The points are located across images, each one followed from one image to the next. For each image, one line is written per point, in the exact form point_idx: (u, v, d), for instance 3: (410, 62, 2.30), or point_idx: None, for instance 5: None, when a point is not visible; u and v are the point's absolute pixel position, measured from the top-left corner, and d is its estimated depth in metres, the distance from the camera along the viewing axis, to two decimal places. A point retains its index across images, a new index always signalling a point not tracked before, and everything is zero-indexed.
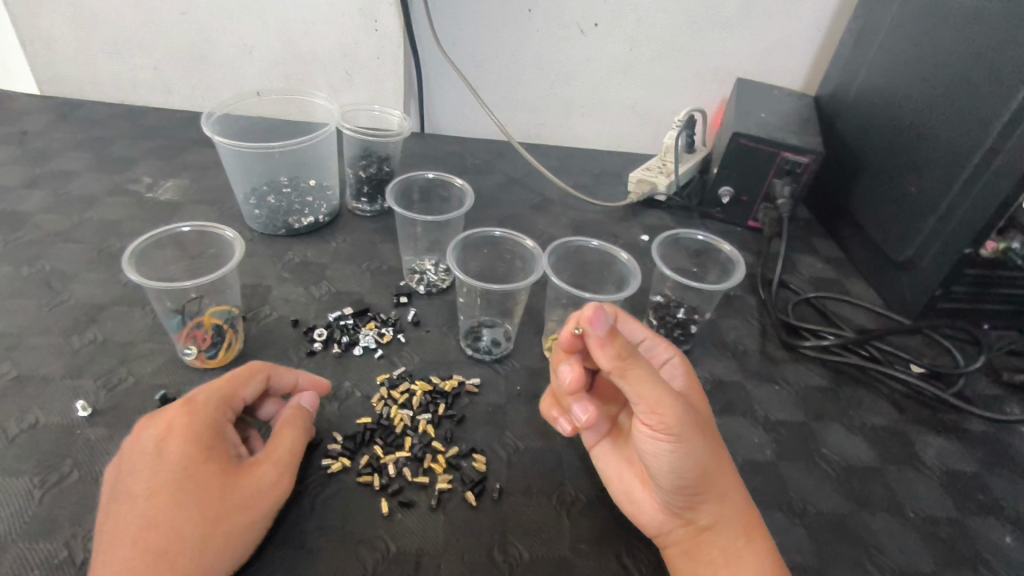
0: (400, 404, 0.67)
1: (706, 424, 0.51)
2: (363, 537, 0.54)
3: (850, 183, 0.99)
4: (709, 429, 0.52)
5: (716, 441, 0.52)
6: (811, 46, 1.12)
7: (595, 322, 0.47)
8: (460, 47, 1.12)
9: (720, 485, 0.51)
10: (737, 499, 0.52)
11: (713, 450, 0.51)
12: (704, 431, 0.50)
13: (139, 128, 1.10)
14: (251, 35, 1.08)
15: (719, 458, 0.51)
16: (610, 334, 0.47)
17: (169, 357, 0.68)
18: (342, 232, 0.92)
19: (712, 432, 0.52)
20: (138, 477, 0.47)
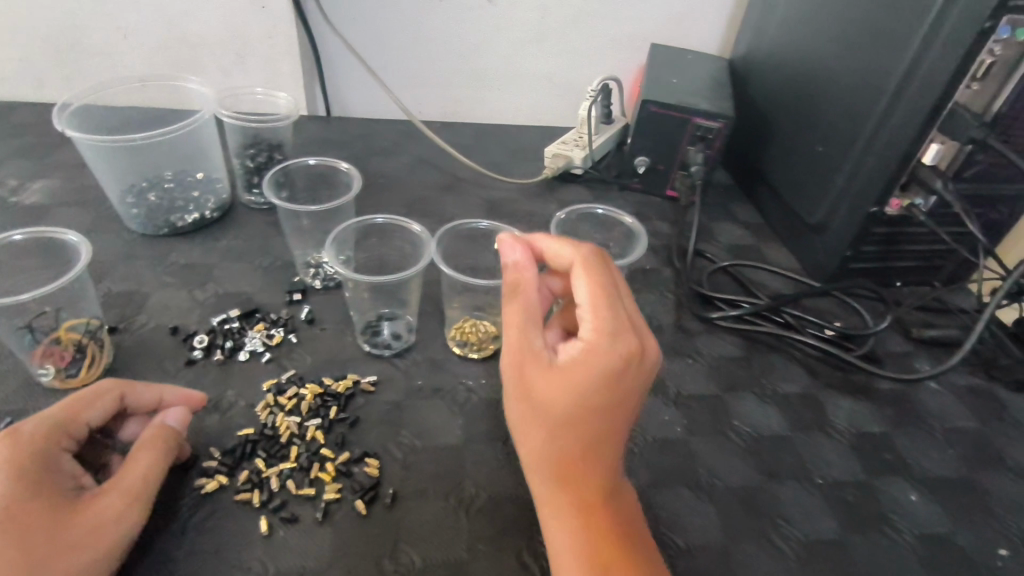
0: (287, 410, 0.62)
1: (533, 393, 0.47)
2: (240, 561, 0.50)
3: (764, 146, 0.97)
4: (536, 401, 0.47)
5: (545, 416, 0.47)
6: (722, 8, 1.10)
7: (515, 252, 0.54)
8: (358, 21, 1.05)
9: (539, 459, 0.48)
10: (572, 482, 0.47)
11: (532, 421, 0.48)
12: (523, 395, 0.48)
13: (6, 125, 1.00)
14: (124, 17, 0.99)
15: (537, 431, 0.47)
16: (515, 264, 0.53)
17: (24, 378, 0.62)
18: (233, 228, 0.86)
19: (540, 406, 0.47)
20: None
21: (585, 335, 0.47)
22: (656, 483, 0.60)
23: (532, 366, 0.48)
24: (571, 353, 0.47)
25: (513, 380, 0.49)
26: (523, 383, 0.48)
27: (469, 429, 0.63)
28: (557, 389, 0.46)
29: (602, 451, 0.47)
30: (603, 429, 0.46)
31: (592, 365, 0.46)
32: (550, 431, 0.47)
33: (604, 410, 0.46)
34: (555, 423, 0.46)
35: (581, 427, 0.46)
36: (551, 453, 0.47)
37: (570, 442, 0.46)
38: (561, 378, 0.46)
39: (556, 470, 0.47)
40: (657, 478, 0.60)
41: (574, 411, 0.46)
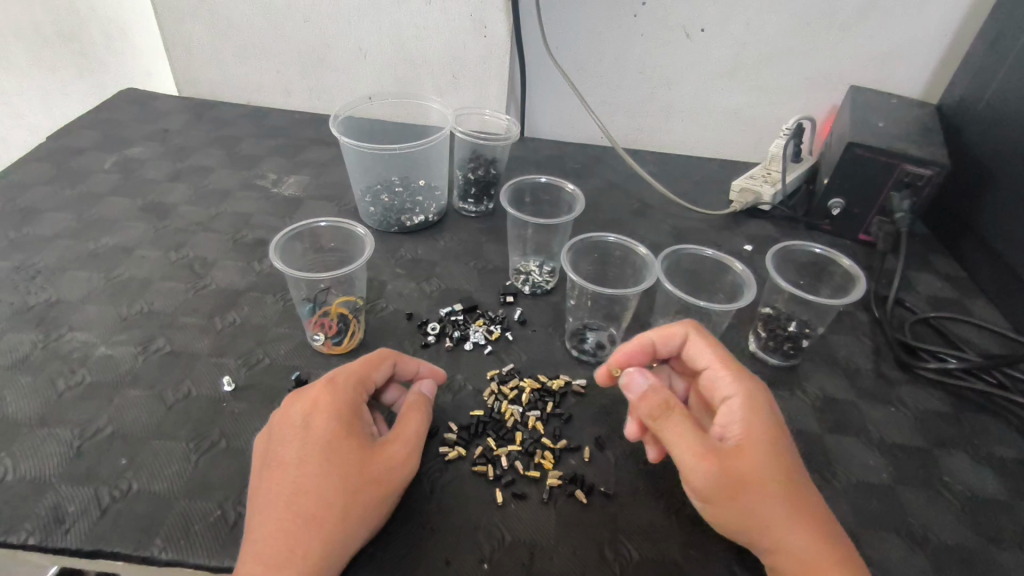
0: (510, 400, 0.69)
1: (743, 473, 0.50)
2: (480, 524, 0.57)
3: (978, 197, 0.93)
4: (748, 475, 0.50)
5: (762, 483, 0.50)
6: (935, 51, 1.06)
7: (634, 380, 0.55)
8: (564, 51, 1.13)
9: (776, 534, 0.49)
10: (815, 539, 0.49)
11: (755, 494, 0.50)
12: (735, 482, 0.50)
13: (265, 128, 1.19)
14: (365, 40, 1.13)
15: (766, 502, 0.50)
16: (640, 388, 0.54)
17: (299, 340, 0.74)
18: (449, 231, 0.96)
19: (754, 479, 0.50)
20: (287, 446, 0.51)
21: (735, 392, 0.55)
22: (865, 525, 0.60)
23: (728, 451, 0.51)
24: (742, 420, 0.53)
25: (721, 474, 0.50)
26: (728, 471, 0.50)
27: None
28: (758, 453, 0.51)
29: (811, 498, 0.52)
30: (782, 485, 0.50)
31: (763, 419, 0.53)
32: (774, 493, 0.50)
33: (781, 472, 0.51)
34: (773, 488, 0.50)
35: (791, 481, 0.51)
36: (786, 513, 0.50)
37: (774, 495, 0.50)
38: (751, 446, 0.51)
39: (791, 534, 0.49)
40: (865, 519, 0.61)
41: (763, 478, 0.50)
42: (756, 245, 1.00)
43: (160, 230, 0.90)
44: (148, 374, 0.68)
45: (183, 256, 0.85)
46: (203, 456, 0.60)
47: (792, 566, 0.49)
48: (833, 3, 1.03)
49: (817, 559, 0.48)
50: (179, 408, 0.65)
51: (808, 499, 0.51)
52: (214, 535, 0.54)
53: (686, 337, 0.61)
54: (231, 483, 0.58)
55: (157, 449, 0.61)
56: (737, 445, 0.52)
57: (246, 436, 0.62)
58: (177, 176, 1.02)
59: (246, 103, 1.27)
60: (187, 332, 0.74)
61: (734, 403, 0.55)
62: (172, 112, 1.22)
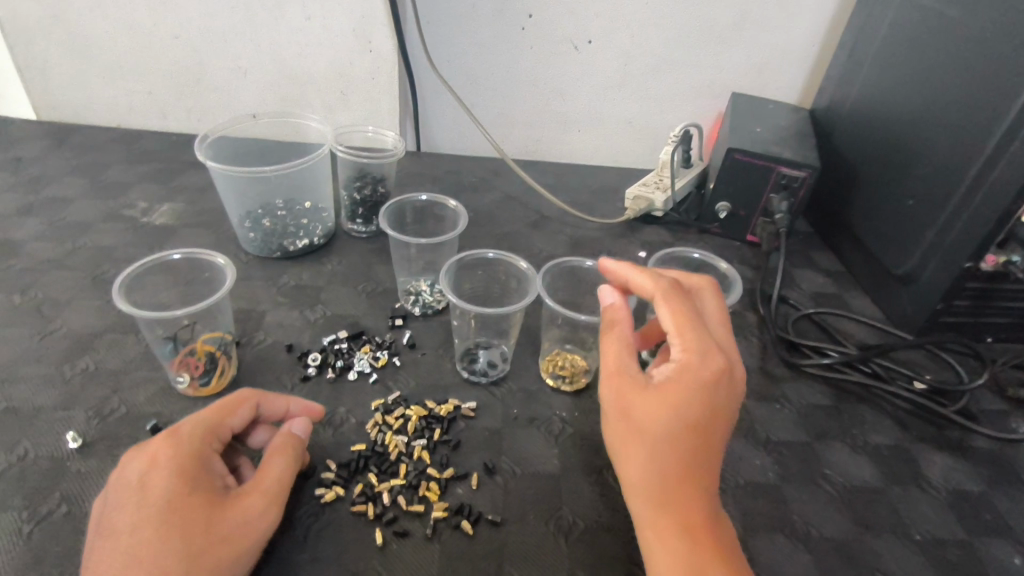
0: (395, 430, 0.66)
1: (628, 409, 0.49)
2: (357, 570, 0.53)
3: (848, 196, 0.98)
4: (632, 413, 0.49)
5: (640, 438, 0.48)
6: (805, 60, 1.12)
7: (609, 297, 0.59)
8: (454, 65, 1.11)
9: (640, 488, 0.49)
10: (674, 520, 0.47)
11: (633, 443, 0.49)
12: (621, 414, 0.50)
13: (137, 153, 1.11)
14: (244, 57, 1.08)
15: (638, 455, 0.49)
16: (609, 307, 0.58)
17: (163, 384, 0.68)
18: (337, 254, 0.92)
19: (635, 420, 0.49)
20: (122, 510, 0.46)
21: (680, 358, 0.49)
22: (750, 527, 0.61)
23: (629, 391, 0.50)
24: (665, 378, 0.49)
25: (614, 391, 0.51)
26: (621, 407, 0.50)
27: (564, 460, 0.65)
28: (654, 411, 0.48)
29: (695, 480, 0.48)
30: (655, 433, 0.48)
31: (693, 390, 0.47)
32: (648, 452, 0.48)
33: (666, 428, 0.47)
34: (653, 449, 0.48)
35: (677, 453, 0.47)
36: (651, 462, 0.48)
37: (645, 441, 0.48)
38: (655, 404, 0.48)
39: (643, 478, 0.48)
40: (751, 521, 0.61)
41: (642, 420, 0.48)
42: (651, 251, 1.01)
43: (5, 270, 0.81)
44: None
45: (29, 298, 0.77)
46: (36, 527, 0.53)
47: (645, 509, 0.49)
48: (709, 16, 1.07)
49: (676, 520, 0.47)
50: (12, 473, 0.57)
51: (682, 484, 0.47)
52: None
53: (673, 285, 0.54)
54: (69, 556, 0.51)
55: None
56: (642, 393, 0.49)
57: (90, 499, 0.56)
58: (29, 210, 0.93)
59: (116, 126, 1.18)
60: (29, 385, 0.66)
61: (672, 365, 0.49)
62: (29, 139, 1.11)
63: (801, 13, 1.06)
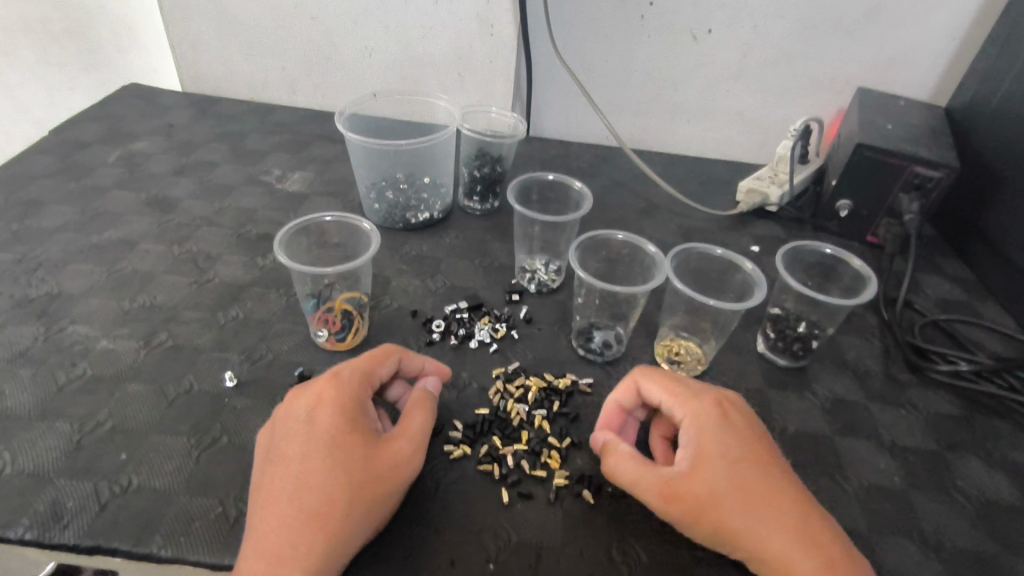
0: (516, 398, 0.68)
1: (695, 493, 0.50)
2: (485, 524, 0.56)
3: (987, 200, 0.92)
4: (700, 492, 0.50)
5: (719, 509, 0.50)
6: (944, 55, 1.05)
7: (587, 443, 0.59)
8: (572, 50, 1.12)
9: (753, 547, 0.49)
10: (789, 546, 0.48)
11: (718, 519, 0.50)
12: (691, 506, 0.50)
13: (269, 125, 1.18)
14: (372, 38, 1.12)
15: (731, 522, 0.49)
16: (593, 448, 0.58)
17: (304, 336, 0.73)
18: (454, 229, 0.95)
19: (706, 494, 0.50)
20: (291, 441, 0.50)
21: (688, 419, 0.55)
22: (876, 529, 0.59)
23: (677, 480, 0.51)
24: (691, 447, 0.53)
25: (676, 497, 0.51)
26: (683, 503, 0.51)
27: None
28: (708, 476, 0.51)
29: (777, 501, 0.50)
30: (731, 492, 0.50)
31: (713, 437, 0.53)
32: (734, 513, 0.49)
33: (735, 481, 0.50)
34: (732, 503, 0.50)
35: (759, 495, 0.50)
36: (750, 521, 0.49)
37: (733, 509, 0.49)
38: (701, 470, 0.51)
39: (760, 544, 0.49)
40: (877, 523, 0.60)
41: (712, 492, 0.50)
42: (764, 246, 0.99)
43: (162, 224, 0.89)
44: (149, 368, 0.67)
45: (185, 250, 0.84)
46: (203, 452, 0.59)
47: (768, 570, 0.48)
48: (841, 6, 1.02)
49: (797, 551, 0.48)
50: (181, 402, 0.64)
51: (770, 514, 0.49)
52: (215, 532, 0.53)
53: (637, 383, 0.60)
54: (234, 480, 0.57)
55: (157, 444, 0.60)
56: (683, 472, 0.52)
57: (247, 433, 0.61)
58: (180, 171, 1.01)
59: (250, 100, 1.27)
60: (190, 327, 0.73)
61: (687, 432, 0.54)
62: (176, 107, 1.21)
63: (944, 4, 1.00)
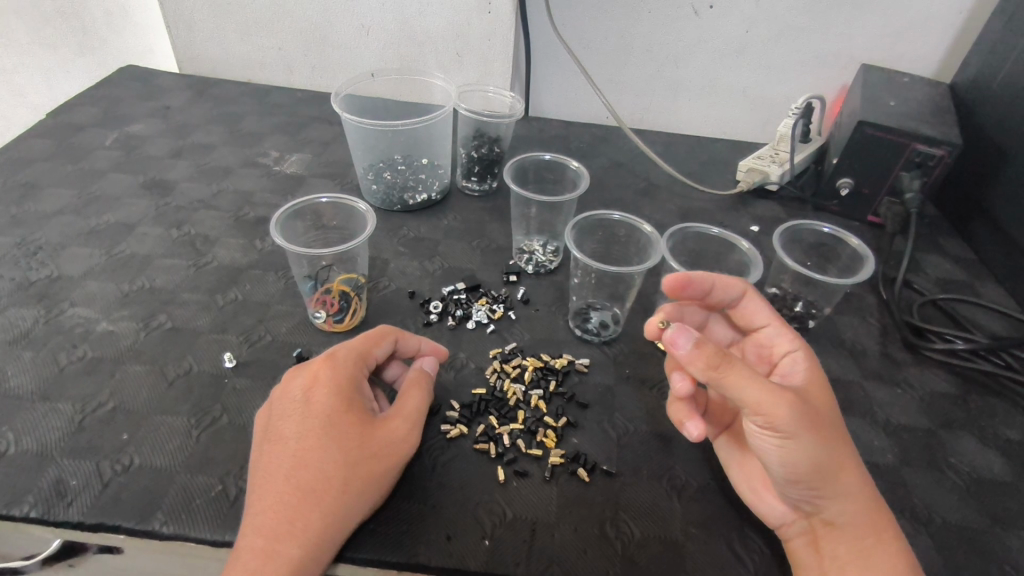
0: (512, 378, 0.69)
1: (823, 410, 0.49)
2: (481, 501, 0.57)
3: (989, 178, 0.92)
4: (826, 412, 0.49)
5: (836, 434, 0.49)
6: (949, 30, 1.04)
7: (681, 340, 0.47)
8: (571, 27, 1.10)
9: (843, 481, 0.48)
10: (865, 488, 0.50)
11: (836, 443, 0.48)
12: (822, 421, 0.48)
13: (267, 106, 1.18)
14: (369, 16, 1.11)
15: (841, 451, 0.49)
16: (698, 344, 0.46)
17: (302, 317, 0.74)
18: (452, 210, 0.95)
19: (830, 416, 0.49)
20: (288, 420, 0.51)
21: (801, 346, 0.56)
22: None
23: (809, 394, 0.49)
24: (806, 373, 0.54)
25: (810, 408, 0.47)
26: (815, 413, 0.47)
27: None
28: (828, 402, 0.51)
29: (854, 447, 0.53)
30: (842, 423, 0.51)
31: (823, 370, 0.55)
32: (846, 444, 0.49)
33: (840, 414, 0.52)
34: (845, 431, 0.50)
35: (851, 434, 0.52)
36: (851, 456, 0.50)
37: (844, 440, 0.49)
38: (823, 392, 0.52)
39: (855, 480, 0.49)
40: None
41: (834, 417, 0.50)
42: (763, 226, 0.99)
43: (160, 207, 0.89)
44: (149, 350, 0.68)
45: (184, 233, 0.85)
46: (204, 431, 0.60)
47: (847, 508, 0.49)
48: None
49: (872, 493, 0.50)
50: (181, 383, 0.65)
51: (858, 457, 0.51)
52: (216, 509, 0.54)
53: (744, 292, 0.59)
54: (234, 459, 0.58)
55: (159, 424, 0.61)
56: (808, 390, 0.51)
57: (246, 412, 0.62)
58: (178, 153, 1.01)
59: (248, 81, 1.26)
60: (189, 309, 0.73)
61: (800, 358, 0.55)
62: (173, 89, 1.21)
63: None
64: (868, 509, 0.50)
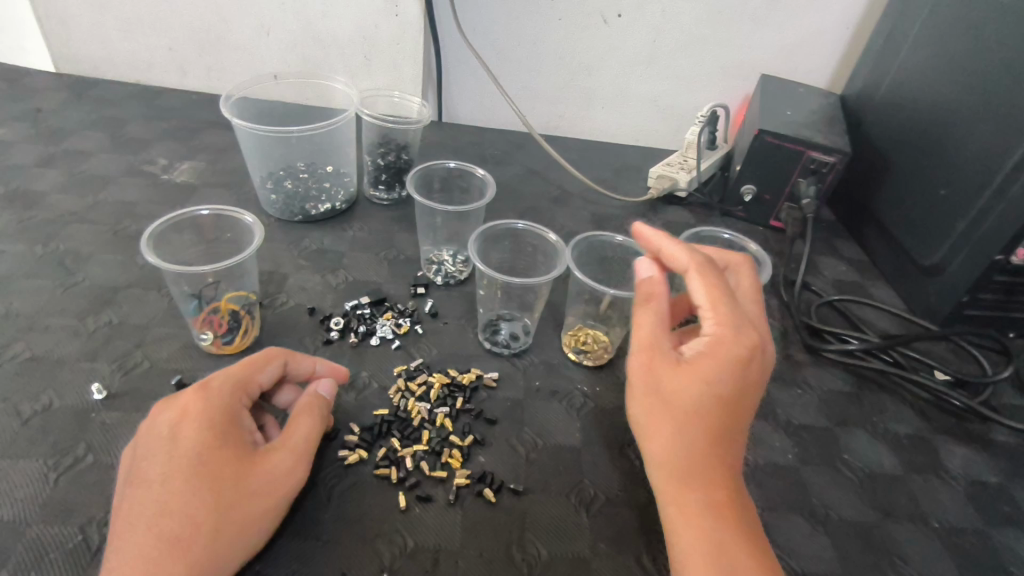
0: (417, 396, 0.66)
1: (659, 384, 0.48)
2: (380, 532, 0.54)
3: (877, 184, 0.97)
4: (663, 389, 0.48)
5: (670, 410, 0.48)
6: (839, 44, 1.09)
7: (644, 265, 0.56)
8: (482, 32, 1.09)
9: (660, 454, 0.48)
10: (684, 476, 0.47)
11: (656, 415, 0.48)
12: (648, 388, 0.49)
13: (157, 110, 1.09)
14: (268, 17, 1.05)
15: (664, 422, 0.48)
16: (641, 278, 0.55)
17: (187, 340, 0.68)
18: (359, 220, 0.91)
19: (665, 393, 0.48)
20: (153, 460, 0.46)
21: (713, 330, 0.49)
22: (770, 508, 0.61)
23: (657, 363, 0.49)
24: (696, 354, 0.48)
25: (643, 373, 0.50)
26: (648, 377, 0.49)
27: (586, 433, 0.65)
28: (685, 382, 0.47)
29: (719, 441, 0.47)
30: (683, 407, 0.47)
31: (716, 361, 0.47)
32: (672, 423, 0.47)
33: (693, 403, 0.47)
34: (680, 414, 0.47)
35: (704, 426, 0.47)
36: (674, 439, 0.47)
37: (672, 420, 0.47)
38: (683, 374, 0.48)
39: (670, 459, 0.48)
40: (771, 502, 0.61)
41: (674, 397, 0.48)
42: (673, 232, 1.00)
43: (24, 221, 0.80)
44: (1, 384, 0.60)
45: (51, 250, 0.76)
46: (63, 475, 0.54)
47: (662, 483, 0.48)
48: None
49: (700, 487, 0.46)
50: (38, 421, 0.57)
51: (694, 445, 0.47)
52: (74, 564, 0.48)
53: (689, 266, 0.53)
54: (99, 504, 0.52)
55: (8, 469, 0.53)
56: (676, 364, 0.49)
57: (116, 450, 0.56)
58: (48, 161, 0.92)
59: (135, 82, 1.16)
60: (53, 335, 0.66)
61: (705, 336, 0.49)
62: (47, 91, 1.10)
63: None
64: (678, 496, 0.47)
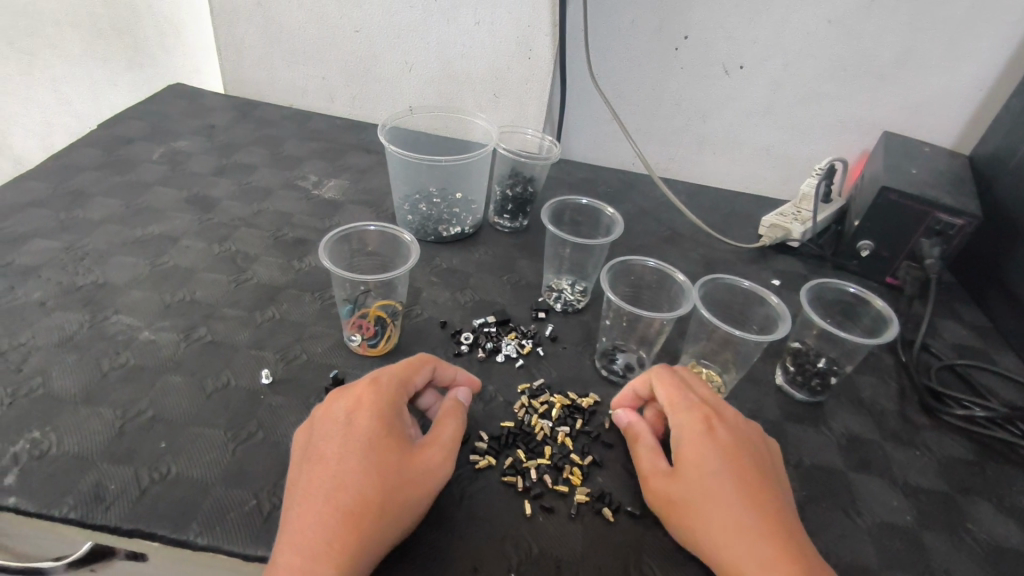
0: (540, 413, 0.70)
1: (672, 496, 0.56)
2: (508, 535, 0.58)
3: (1007, 250, 0.94)
4: (675, 496, 0.55)
5: (704, 476, 0.54)
6: (969, 106, 1.08)
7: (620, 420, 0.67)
8: (606, 77, 1.15)
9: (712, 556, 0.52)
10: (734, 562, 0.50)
11: (687, 521, 0.54)
12: (667, 503, 0.56)
13: (308, 131, 1.22)
14: (413, 54, 1.16)
15: (694, 523, 0.53)
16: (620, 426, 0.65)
17: (338, 339, 0.76)
18: (484, 245, 0.98)
19: (678, 498, 0.55)
20: (330, 441, 0.53)
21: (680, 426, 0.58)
22: (888, 566, 0.60)
23: (660, 480, 0.57)
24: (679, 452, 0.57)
25: (661, 498, 0.57)
26: (662, 498, 0.57)
27: None
28: (686, 481, 0.55)
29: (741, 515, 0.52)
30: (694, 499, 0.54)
31: (696, 446, 0.56)
32: (698, 519, 0.53)
33: (698, 492, 0.54)
34: (697, 509, 0.53)
35: (719, 509, 0.52)
36: (708, 533, 0.52)
37: (697, 519, 0.53)
38: (683, 473, 0.56)
39: (718, 552, 0.51)
40: (889, 560, 0.61)
41: (686, 498, 0.54)
42: (784, 281, 1.01)
43: (202, 222, 0.92)
44: (189, 361, 0.70)
45: (226, 249, 0.87)
46: (239, 445, 0.62)
47: None
48: (870, 51, 1.05)
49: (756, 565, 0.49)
50: (218, 396, 0.66)
51: (723, 528, 0.52)
52: (251, 523, 0.55)
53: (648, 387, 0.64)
54: (269, 476, 0.59)
55: (196, 435, 0.62)
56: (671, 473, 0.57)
57: (282, 429, 0.64)
58: (221, 171, 1.05)
59: (289, 105, 1.30)
60: (228, 324, 0.75)
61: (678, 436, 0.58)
62: (218, 109, 1.25)
63: (971, 57, 1.03)
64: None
